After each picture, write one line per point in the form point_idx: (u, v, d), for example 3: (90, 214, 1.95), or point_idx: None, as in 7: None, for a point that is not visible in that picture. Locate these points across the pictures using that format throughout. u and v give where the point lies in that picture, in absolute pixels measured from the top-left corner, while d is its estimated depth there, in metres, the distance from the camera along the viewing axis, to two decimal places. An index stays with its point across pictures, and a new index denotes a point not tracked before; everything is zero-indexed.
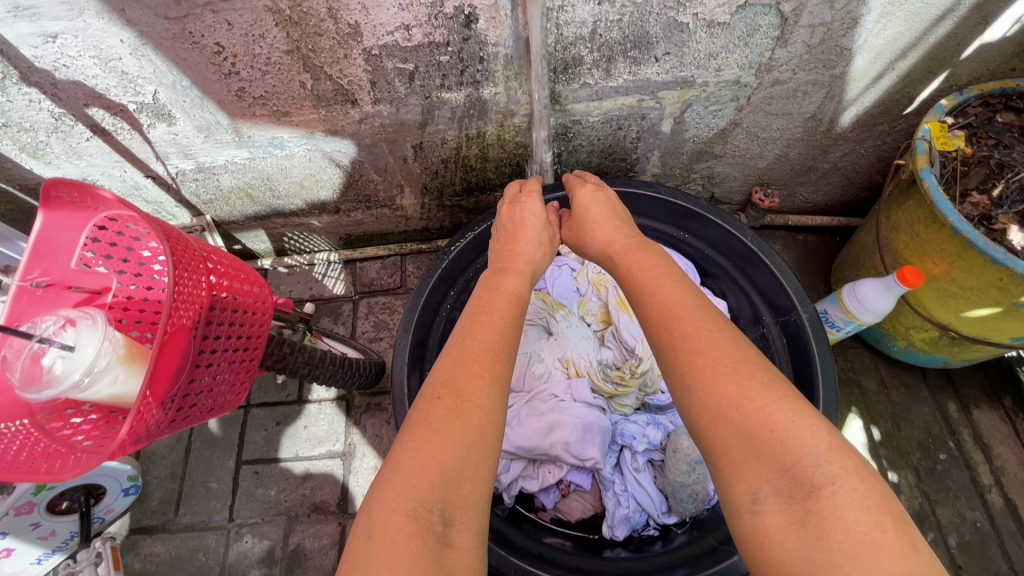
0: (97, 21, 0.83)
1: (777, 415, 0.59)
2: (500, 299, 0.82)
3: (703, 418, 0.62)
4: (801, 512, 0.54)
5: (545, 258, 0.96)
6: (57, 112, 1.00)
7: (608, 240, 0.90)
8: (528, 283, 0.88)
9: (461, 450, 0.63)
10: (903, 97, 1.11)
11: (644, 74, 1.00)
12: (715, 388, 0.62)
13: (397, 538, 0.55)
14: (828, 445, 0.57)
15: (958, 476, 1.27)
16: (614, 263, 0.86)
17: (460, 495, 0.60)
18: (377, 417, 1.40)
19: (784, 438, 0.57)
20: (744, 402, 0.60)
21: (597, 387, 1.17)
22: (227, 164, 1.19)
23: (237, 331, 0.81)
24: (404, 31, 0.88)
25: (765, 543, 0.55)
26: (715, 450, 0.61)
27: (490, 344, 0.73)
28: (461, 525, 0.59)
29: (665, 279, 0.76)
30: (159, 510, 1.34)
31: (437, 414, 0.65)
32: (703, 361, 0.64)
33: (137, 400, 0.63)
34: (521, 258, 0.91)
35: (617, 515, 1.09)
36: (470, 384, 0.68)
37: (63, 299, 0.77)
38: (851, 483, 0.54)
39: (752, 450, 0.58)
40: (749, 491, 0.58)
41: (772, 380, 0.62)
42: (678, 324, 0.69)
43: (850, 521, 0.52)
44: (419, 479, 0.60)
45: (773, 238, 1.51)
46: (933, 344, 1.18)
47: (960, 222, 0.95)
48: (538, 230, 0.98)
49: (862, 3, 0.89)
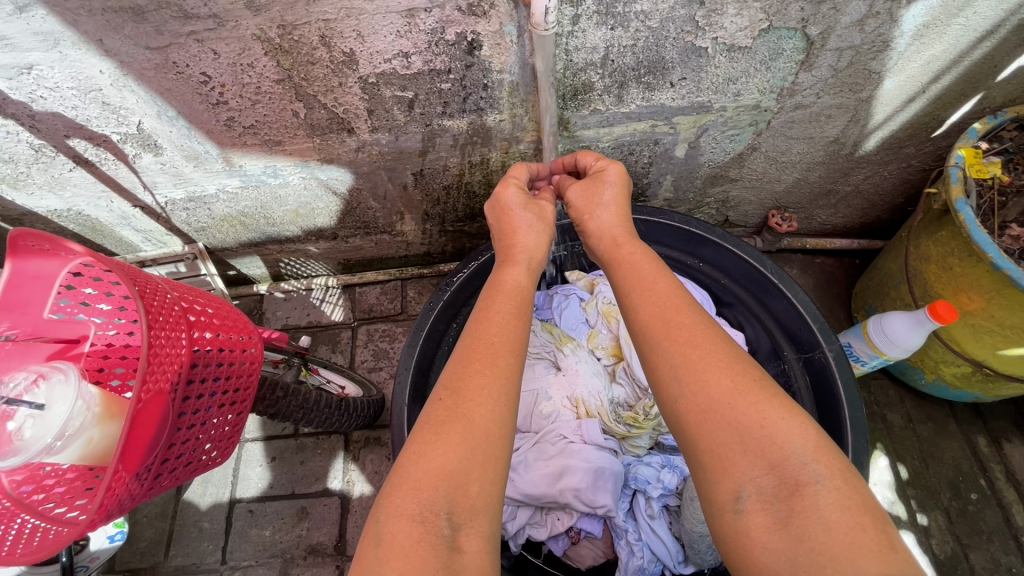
0: (74, 52, 0.77)
1: (768, 412, 0.55)
2: (506, 296, 0.73)
3: (692, 413, 0.57)
4: (784, 512, 0.50)
5: (546, 244, 0.83)
6: (37, 144, 0.94)
7: (610, 224, 0.79)
8: (530, 275, 0.78)
9: (466, 451, 0.57)
10: (933, 121, 1.04)
11: (658, 100, 0.94)
12: (708, 381, 0.58)
13: (405, 546, 0.51)
14: (814, 443, 0.53)
15: (991, 517, 1.20)
16: (616, 249, 0.77)
17: (469, 497, 0.55)
18: (377, 452, 1.34)
19: (774, 435, 0.54)
20: (737, 397, 0.56)
21: (608, 428, 1.11)
22: (218, 193, 1.13)
23: (224, 386, 0.75)
24: (402, 59, 0.83)
25: (747, 544, 0.51)
26: (703, 447, 0.56)
27: (491, 340, 0.66)
28: (471, 528, 0.53)
29: (656, 269, 0.71)
30: (149, 552, 1.27)
31: (439, 414, 0.60)
32: (698, 354, 0.60)
33: (107, 475, 0.57)
34: (520, 252, 0.80)
35: (630, 566, 1.02)
36: (472, 382, 0.62)
37: (34, 352, 0.70)
38: (834, 482, 0.50)
39: (740, 444, 0.54)
40: (732, 489, 0.53)
41: (764, 378, 0.59)
42: (672, 312, 0.64)
43: (833, 522, 0.48)
44: (424, 482, 0.55)
45: (789, 261, 1.45)
46: (965, 379, 1.11)
47: (1001, 258, 0.88)
48: (528, 214, 0.83)
49: (895, 25, 0.82)
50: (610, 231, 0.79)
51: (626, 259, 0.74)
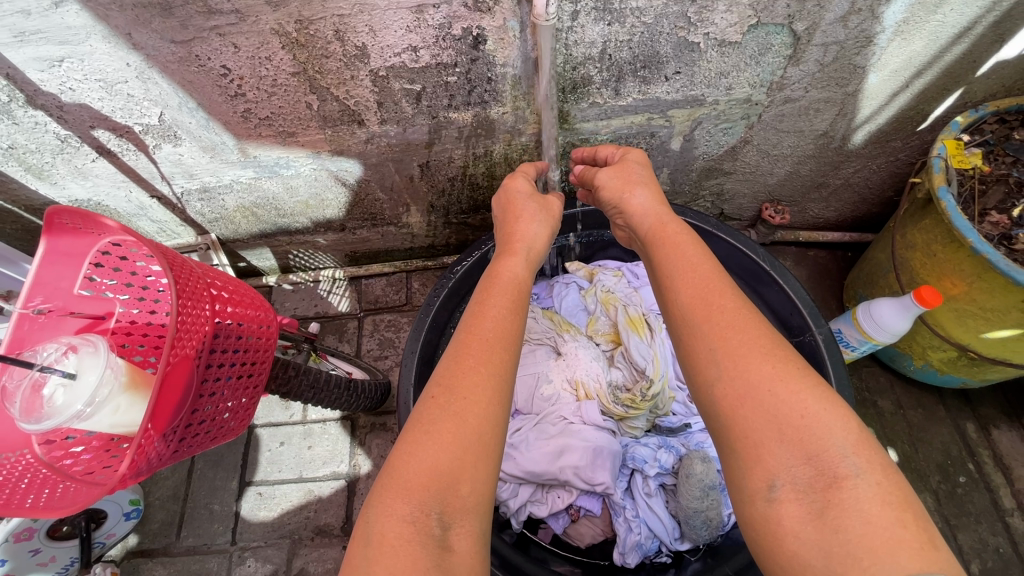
0: (103, 45, 0.82)
1: (809, 403, 0.57)
2: (500, 291, 0.76)
3: (728, 397, 0.59)
4: (819, 503, 0.52)
5: (547, 233, 0.88)
6: (63, 134, 0.99)
7: (648, 205, 0.81)
8: (527, 266, 0.82)
9: (457, 450, 0.60)
10: (917, 115, 1.09)
11: (654, 93, 0.99)
12: (748, 368, 0.59)
13: (396, 546, 0.54)
14: (856, 437, 0.55)
15: (979, 499, 1.23)
16: (657, 231, 0.78)
17: (459, 497, 0.58)
18: (382, 437, 1.38)
19: (814, 426, 0.56)
20: (776, 383, 0.58)
21: (607, 410, 1.14)
22: (232, 184, 1.18)
23: (242, 357, 0.80)
24: (411, 53, 0.88)
25: (777, 532, 0.54)
26: (736, 432, 0.58)
27: (489, 337, 0.69)
28: (461, 528, 0.57)
29: (697, 250, 0.72)
30: (161, 533, 1.31)
31: (431, 413, 0.63)
32: (738, 338, 0.61)
33: (139, 433, 0.61)
34: (520, 241, 0.84)
35: (628, 542, 1.05)
36: (467, 379, 0.65)
37: (65, 326, 0.75)
38: (875, 476, 0.53)
39: (777, 432, 0.56)
40: (766, 477, 0.56)
41: (807, 366, 0.60)
42: (715, 296, 0.66)
43: (872, 515, 0.50)
44: (414, 483, 0.58)
45: (783, 254, 1.49)
46: (952, 364, 1.15)
47: (980, 242, 0.93)
48: (531, 205, 0.90)
49: (877, 21, 0.87)
50: (653, 212, 0.80)
51: (669, 239, 0.75)
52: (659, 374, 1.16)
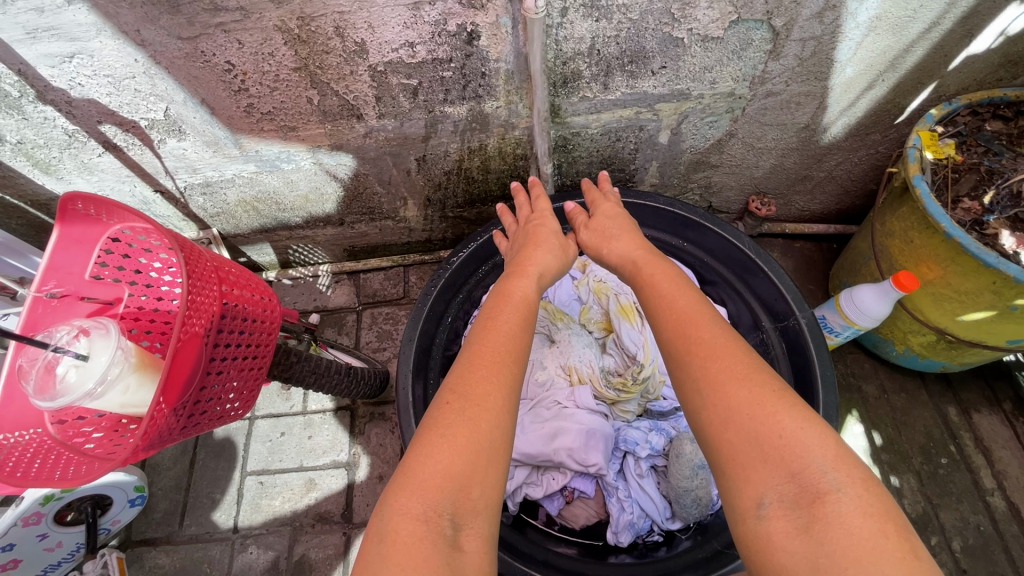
0: (111, 42, 0.86)
1: (786, 423, 0.59)
2: (512, 307, 0.81)
3: (714, 424, 0.62)
4: (806, 518, 0.54)
5: (557, 263, 0.95)
6: (71, 129, 1.03)
7: (631, 250, 0.91)
8: (535, 288, 0.87)
9: (470, 454, 0.62)
10: (894, 108, 1.13)
11: (642, 88, 1.03)
12: (726, 394, 0.62)
13: (408, 543, 0.55)
14: (834, 452, 0.57)
15: (960, 480, 1.27)
16: (638, 270, 0.86)
17: (471, 498, 0.60)
18: (382, 426, 1.41)
19: (793, 444, 0.58)
20: (755, 407, 0.61)
21: (599, 394, 1.18)
22: (234, 178, 1.21)
23: (247, 340, 0.82)
24: (408, 48, 0.91)
25: (768, 548, 0.55)
26: (724, 454, 0.61)
27: (498, 350, 0.73)
28: (471, 530, 0.59)
29: (678, 287, 0.78)
30: (164, 522, 1.34)
31: (447, 418, 0.65)
32: (718, 367, 0.65)
33: (152, 404, 0.64)
34: (532, 267, 0.90)
35: (621, 521, 1.09)
36: (479, 388, 0.68)
37: (76, 309, 0.78)
38: (856, 490, 0.54)
39: (760, 453, 0.58)
40: (755, 496, 0.57)
41: (783, 389, 0.62)
42: (693, 328, 0.70)
43: (855, 527, 0.52)
44: (430, 483, 0.60)
45: (771, 245, 1.54)
46: (932, 348, 1.20)
47: (952, 227, 0.97)
48: (552, 240, 0.98)
49: (851, 17, 0.91)
50: (631, 256, 0.90)
51: (650, 279, 0.82)
52: (649, 359, 1.19)
